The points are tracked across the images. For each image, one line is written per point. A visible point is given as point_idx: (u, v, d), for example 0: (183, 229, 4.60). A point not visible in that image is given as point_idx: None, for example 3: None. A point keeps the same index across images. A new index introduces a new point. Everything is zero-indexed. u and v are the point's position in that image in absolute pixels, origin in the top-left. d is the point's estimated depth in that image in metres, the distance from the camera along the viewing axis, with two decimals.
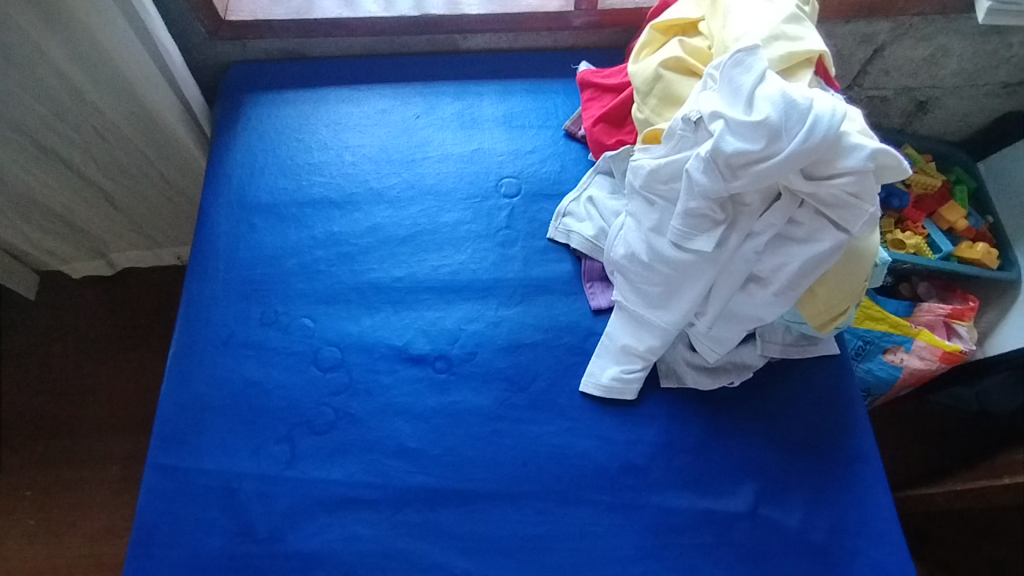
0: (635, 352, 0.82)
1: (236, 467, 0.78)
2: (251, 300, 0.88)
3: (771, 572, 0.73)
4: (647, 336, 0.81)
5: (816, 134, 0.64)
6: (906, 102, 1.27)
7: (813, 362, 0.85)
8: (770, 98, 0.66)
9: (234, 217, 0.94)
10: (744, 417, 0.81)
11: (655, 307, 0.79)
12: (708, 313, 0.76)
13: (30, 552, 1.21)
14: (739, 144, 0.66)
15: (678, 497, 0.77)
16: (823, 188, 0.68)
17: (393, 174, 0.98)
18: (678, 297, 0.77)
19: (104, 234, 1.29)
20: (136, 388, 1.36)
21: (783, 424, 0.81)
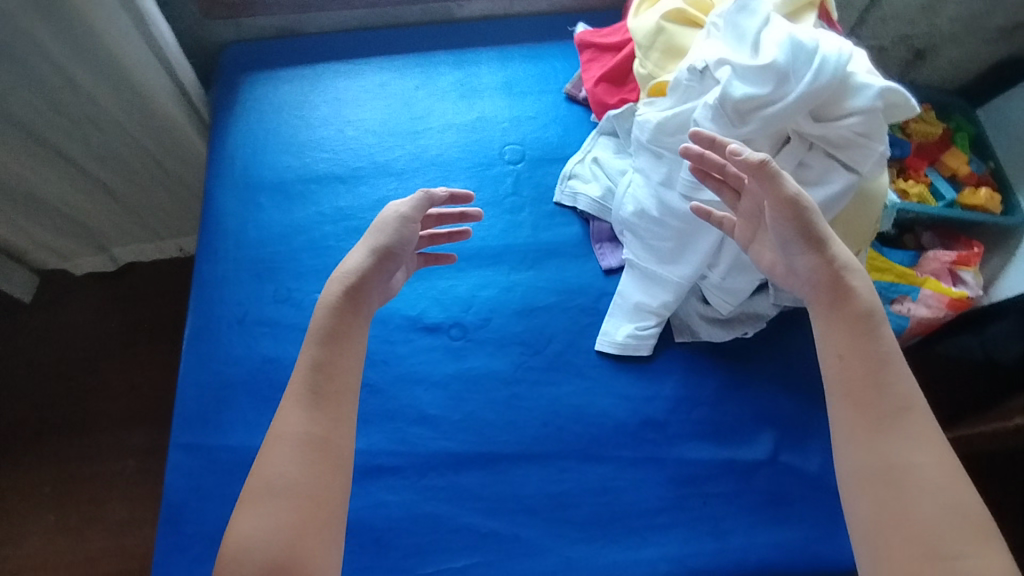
0: (650, 309, 0.82)
1: (260, 443, 0.78)
2: (263, 278, 0.88)
3: (792, 515, 0.75)
4: (661, 292, 0.81)
5: (822, 77, 0.65)
6: (904, 51, 1.26)
7: None
8: (777, 41, 0.65)
9: (239, 196, 0.93)
10: (762, 368, 0.82)
11: (666, 262, 0.80)
12: (721, 263, 0.76)
13: (51, 548, 1.22)
14: (747, 89, 0.66)
15: (698, 448, 0.78)
16: (833, 130, 0.68)
17: (395, 146, 0.97)
18: (690, 250, 0.78)
19: (106, 228, 1.29)
20: (147, 380, 1.36)
21: (798, 372, 0.82)
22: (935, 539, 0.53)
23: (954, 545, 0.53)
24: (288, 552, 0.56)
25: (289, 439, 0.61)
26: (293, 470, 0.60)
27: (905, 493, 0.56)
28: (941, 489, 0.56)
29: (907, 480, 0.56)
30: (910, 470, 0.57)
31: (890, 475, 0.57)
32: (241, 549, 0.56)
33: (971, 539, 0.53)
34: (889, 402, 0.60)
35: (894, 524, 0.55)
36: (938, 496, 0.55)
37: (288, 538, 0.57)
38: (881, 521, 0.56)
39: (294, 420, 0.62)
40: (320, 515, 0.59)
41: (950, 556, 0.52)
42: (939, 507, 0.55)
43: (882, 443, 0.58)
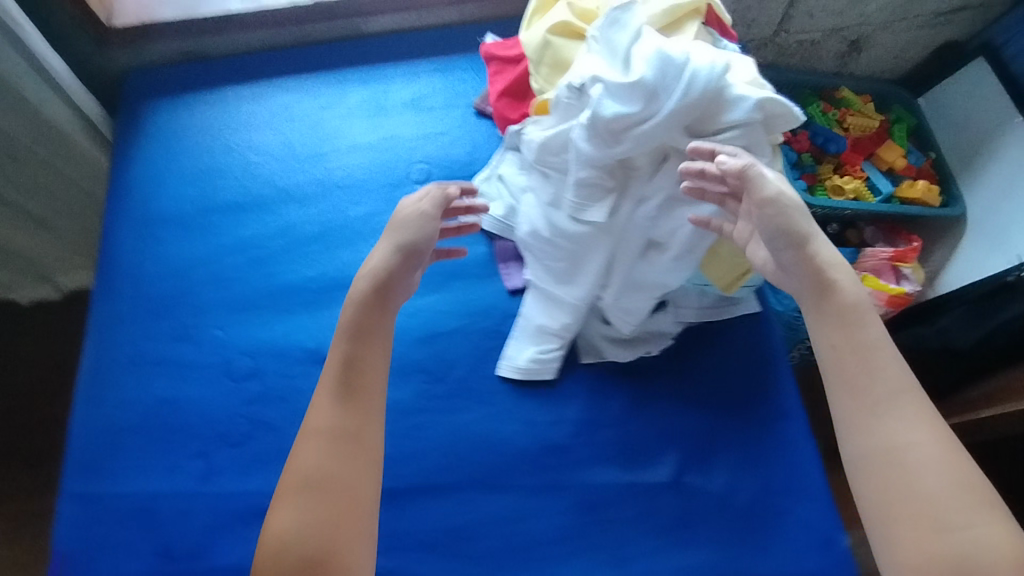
0: (550, 331, 0.80)
1: (153, 487, 0.77)
2: (160, 316, 0.86)
3: (698, 538, 0.73)
4: (560, 313, 0.79)
5: (694, 90, 0.62)
6: (837, 42, 1.23)
7: (735, 322, 0.83)
8: (644, 56, 0.62)
9: (138, 232, 0.91)
10: (669, 387, 0.80)
11: (562, 283, 0.77)
12: (612, 285, 0.74)
13: None
14: (618, 107, 0.63)
15: (601, 472, 0.76)
16: (713, 145, 0.66)
17: (299, 171, 0.94)
18: (583, 271, 0.75)
19: (49, 255, 1.18)
20: None
21: (704, 389, 0.80)
22: (938, 515, 0.53)
23: (958, 516, 0.53)
24: (322, 544, 0.56)
25: (320, 433, 0.62)
26: (321, 464, 0.60)
27: (908, 473, 0.56)
28: (942, 463, 0.56)
29: (907, 462, 0.56)
30: (912, 452, 0.56)
31: (890, 461, 0.57)
32: (283, 544, 0.56)
33: (974, 511, 0.53)
34: (884, 389, 0.59)
35: (899, 509, 0.55)
36: (938, 471, 0.55)
37: (325, 532, 0.57)
38: (889, 500, 0.56)
39: (325, 413, 0.63)
40: (354, 506, 0.59)
41: (956, 527, 0.53)
42: (943, 481, 0.55)
43: (877, 426, 0.58)
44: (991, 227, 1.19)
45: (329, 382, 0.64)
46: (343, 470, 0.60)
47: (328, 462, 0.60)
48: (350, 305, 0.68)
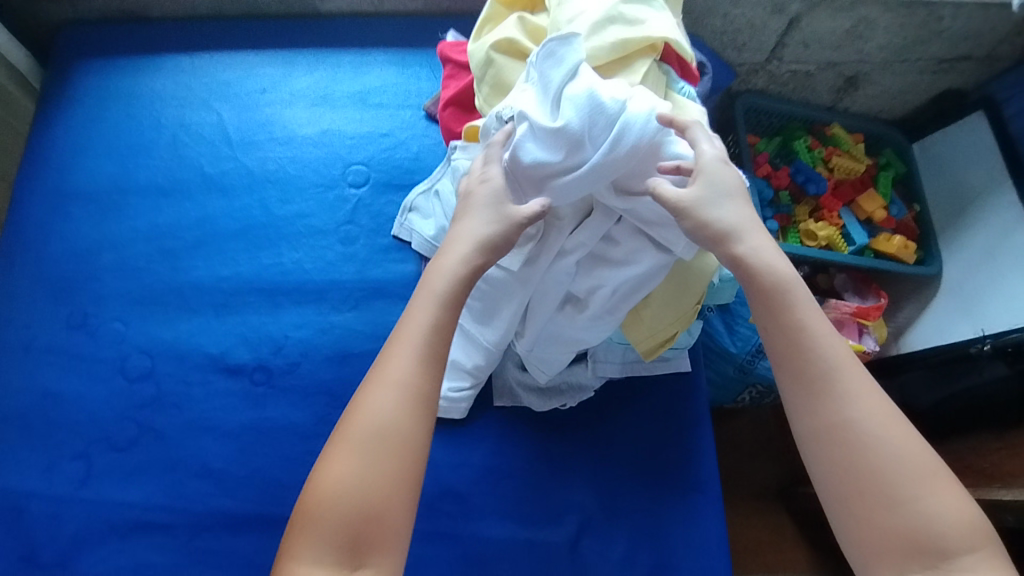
0: (463, 369, 0.74)
1: (26, 487, 0.73)
2: (60, 300, 0.81)
3: None
4: (474, 352, 0.73)
5: (622, 145, 0.55)
6: (832, 77, 1.16)
7: (663, 379, 0.78)
8: (574, 99, 0.56)
9: (48, 205, 0.86)
10: (581, 442, 0.75)
11: (477, 321, 0.71)
12: (526, 335, 0.69)
13: None
14: (538, 153, 0.58)
15: (497, 525, 0.72)
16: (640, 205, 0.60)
17: (229, 158, 0.89)
18: (499, 314, 0.69)
19: None
20: None
21: (618, 449, 0.75)
22: (893, 494, 0.50)
23: (908, 488, 0.50)
24: (368, 513, 0.50)
25: (390, 385, 0.54)
26: (387, 420, 0.53)
27: (854, 453, 0.51)
28: (888, 436, 0.51)
29: (862, 444, 0.51)
30: (858, 432, 0.52)
31: (839, 448, 0.52)
32: (334, 506, 0.50)
33: (929, 480, 0.50)
34: (821, 370, 0.53)
35: (858, 499, 0.51)
36: (885, 442, 0.51)
37: (386, 494, 0.51)
38: (842, 490, 0.51)
39: (400, 364, 0.55)
40: (413, 473, 0.53)
41: (904, 501, 0.50)
42: (894, 459, 0.51)
43: (819, 408, 0.53)
44: (964, 290, 1.13)
45: (412, 337, 0.56)
46: (407, 432, 0.53)
47: (393, 420, 0.53)
48: (440, 279, 0.58)
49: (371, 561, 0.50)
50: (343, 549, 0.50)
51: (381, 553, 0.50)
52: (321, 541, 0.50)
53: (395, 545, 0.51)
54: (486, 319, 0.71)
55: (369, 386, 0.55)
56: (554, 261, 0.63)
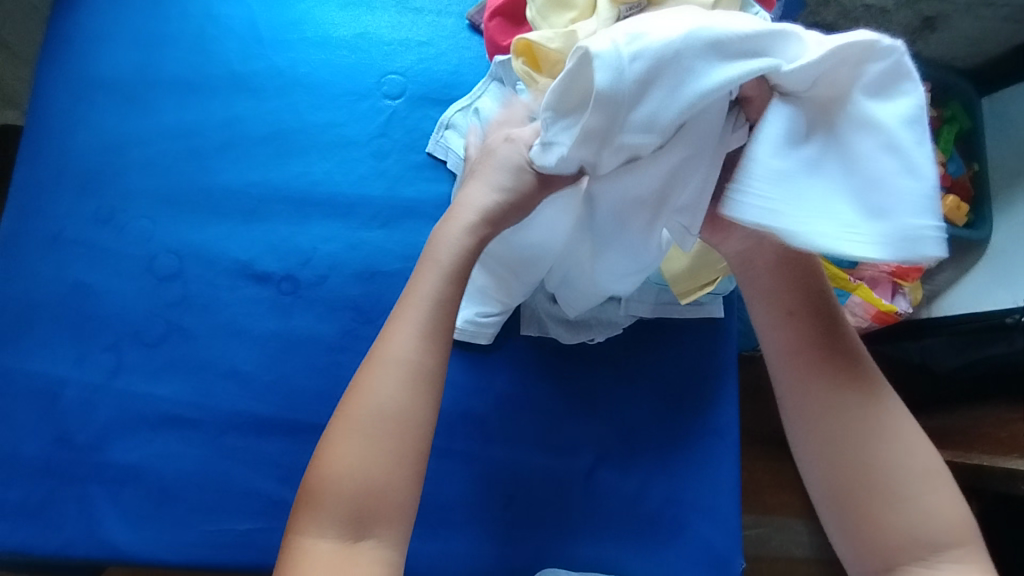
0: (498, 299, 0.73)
1: (61, 373, 0.75)
2: (87, 192, 0.80)
3: (593, 534, 0.71)
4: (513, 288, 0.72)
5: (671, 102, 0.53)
6: (909, 16, 1.07)
7: (692, 325, 0.77)
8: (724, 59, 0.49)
9: (73, 92, 0.83)
10: (602, 379, 0.75)
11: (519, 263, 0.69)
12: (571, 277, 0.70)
13: None
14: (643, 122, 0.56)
15: (514, 450, 0.73)
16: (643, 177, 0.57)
17: (259, 56, 0.85)
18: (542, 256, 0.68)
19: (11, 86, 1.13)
20: None
21: (641, 388, 0.75)
22: (896, 488, 0.53)
23: (912, 487, 0.53)
24: (373, 491, 0.51)
25: (389, 365, 0.54)
26: (389, 397, 0.53)
27: (868, 445, 0.55)
28: (900, 435, 0.55)
29: (873, 439, 0.55)
30: (872, 426, 0.56)
31: (849, 439, 0.56)
32: (339, 482, 0.51)
33: (932, 479, 0.53)
34: (837, 366, 0.58)
35: (858, 493, 0.54)
36: (894, 439, 0.55)
37: (385, 467, 0.51)
38: (851, 478, 0.55)
39: (402, 342, 0.54)
40: (414, 447, 0.53)
41: (909, 498, 0.53)
42: (904, 455, 0.54)
43: (838, 403, 0.57)
44: (1008, 258, 1.08)
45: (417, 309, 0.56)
46: (413, 412, 0.53)
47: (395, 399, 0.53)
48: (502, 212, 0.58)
49: (376, 532, 0.50)
50: (344, 525, 0.50)
51: (384, 524, 0.51)
52: (330, 515, 0.50)
53: (399, 520, 0.51)
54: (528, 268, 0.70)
55: (375, 364, 0.54)
56: (835, 177, 0.49)
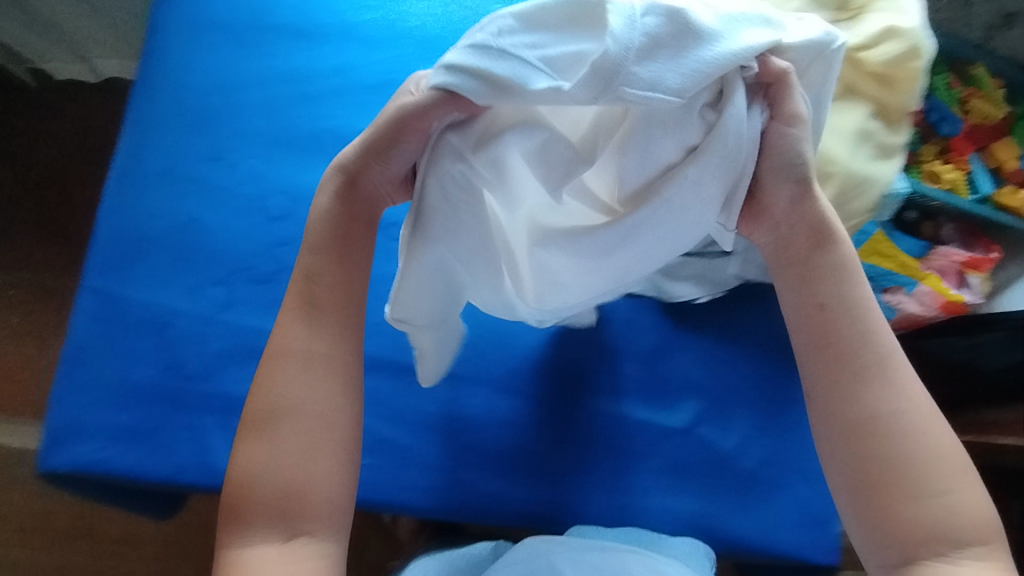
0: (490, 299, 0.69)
1: (172, 302, 0.76)
2: (196, 130, 0.82)
3: (692, 486, 0.72)
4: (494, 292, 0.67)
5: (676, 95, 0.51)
6: (991, 11, 1.10)
7: None
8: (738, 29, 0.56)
9: (185, 33, 0.86)
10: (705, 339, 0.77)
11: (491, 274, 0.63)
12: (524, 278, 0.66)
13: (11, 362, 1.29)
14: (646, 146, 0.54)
15: (615, 401, 0.75)
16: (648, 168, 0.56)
17: (372, 9, 0.86)
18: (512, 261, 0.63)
19: None
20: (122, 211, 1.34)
21: (739, 347, 0.76)
22: (924, 483, 0.53)
23: (939, 482, 0.53)
24: (291, 488, 0.53)
25: (299, 363, 0.56)
26: (297, 392, 0.55)
27: (891, 440, 0.55)
28: (920, 428, 0.55)
29: (908, 437, 0.55)
30: (904, 422, 0.55)
31: (881, 434, 0.55)
32: (259, 482, 0.53)
33: (953, 475, 0.54)
34: (870, 359, 0.57)
35: (887, 483, 0.54)
36: (919, 438, 0.55)
37: (296, 462, 0.54)
38: (869, 479, 0.55)
39: (299, 336, 0.57)
40: (326, 439, 0.55)
41: (933, 494, 0.53)
42: (922, 450, 0.54)
43: (864, 392, 0.56)
44: None
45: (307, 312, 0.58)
46: (337, 412, 0.56)
47: (323, 387, 0.56)
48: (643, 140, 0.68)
49: (306, 529, 0.53)
50: (274, 525, 0.53)
51: (311, 521, 0.53)
52: (257, 516, 0.53)
53: (330, 512, 0.54)
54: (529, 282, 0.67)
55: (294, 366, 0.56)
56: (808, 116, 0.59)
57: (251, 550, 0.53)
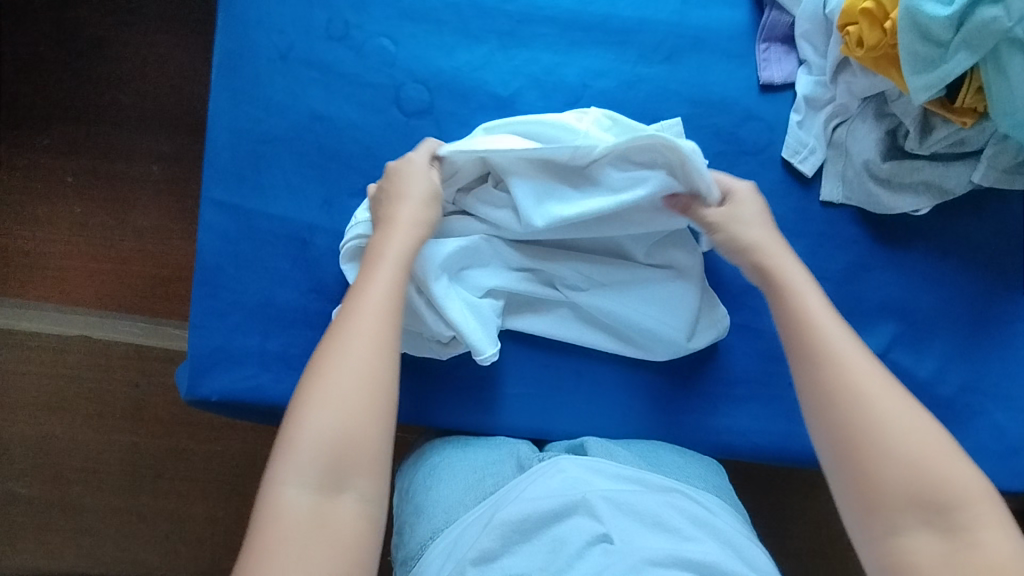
0: (518, 322, 0.68)
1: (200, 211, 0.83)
2: None
3: (711, 395, 0.71)
4: (545, 321, 0.69)
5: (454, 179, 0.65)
6: None
7: (865, 204, 0.67)
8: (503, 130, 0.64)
9: None
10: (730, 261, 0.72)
11: (525, 315, 0.68)
12: (562, 312, 0.69)
13: (62, 288, 1.05)
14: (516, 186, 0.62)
15: None
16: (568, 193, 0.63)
17: None
18: (528, 306, 0.69)
19: None
20: (192, 74, 1.09)
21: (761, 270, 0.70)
22: (893, 452, 0.48)
23: (912, 449, 0.47)
24: (349, 439, 0.47)
25: (354, 334, 0.51)
26: (360, 364, 0.50)
27: (870, 414, 0.49)
28: (915, 418, 0.49)
29: (860, 415, 0.49)
30: (848, 407, 0.50)
31: (841, 432, 0.50)
32: (317, 435, 0.47)
33: (931, 449, 0.48)
34: (802, 347, 0.54)
35: (866, 462, 0.48)
36: (887, 405, 0.49)
37: (346, 429, 0.48)
38: (852, 442, 0.49)
39: (363, 315, 0.52)
40: (377, 403, 0.49)
41: (909, 459, 0.47)
42: (898, 431, 0.48)
43: (836, 367, 0.52)
44: None
45: (351, 329, 0.51)
46: (383, 373, 0.50)
47: (364, 365, 0.50)
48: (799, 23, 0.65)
49: (355, 482, 0.47)
50: (322, 474, 0.46)
51: (361, 475, 0.47)
52: (306, 463, 0.46)
53: (377, 471, 0.48)
54: (517, 307, 0.69)
55: (342, 339, 0.51)
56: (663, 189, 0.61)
57: (286, 488, 0.46)
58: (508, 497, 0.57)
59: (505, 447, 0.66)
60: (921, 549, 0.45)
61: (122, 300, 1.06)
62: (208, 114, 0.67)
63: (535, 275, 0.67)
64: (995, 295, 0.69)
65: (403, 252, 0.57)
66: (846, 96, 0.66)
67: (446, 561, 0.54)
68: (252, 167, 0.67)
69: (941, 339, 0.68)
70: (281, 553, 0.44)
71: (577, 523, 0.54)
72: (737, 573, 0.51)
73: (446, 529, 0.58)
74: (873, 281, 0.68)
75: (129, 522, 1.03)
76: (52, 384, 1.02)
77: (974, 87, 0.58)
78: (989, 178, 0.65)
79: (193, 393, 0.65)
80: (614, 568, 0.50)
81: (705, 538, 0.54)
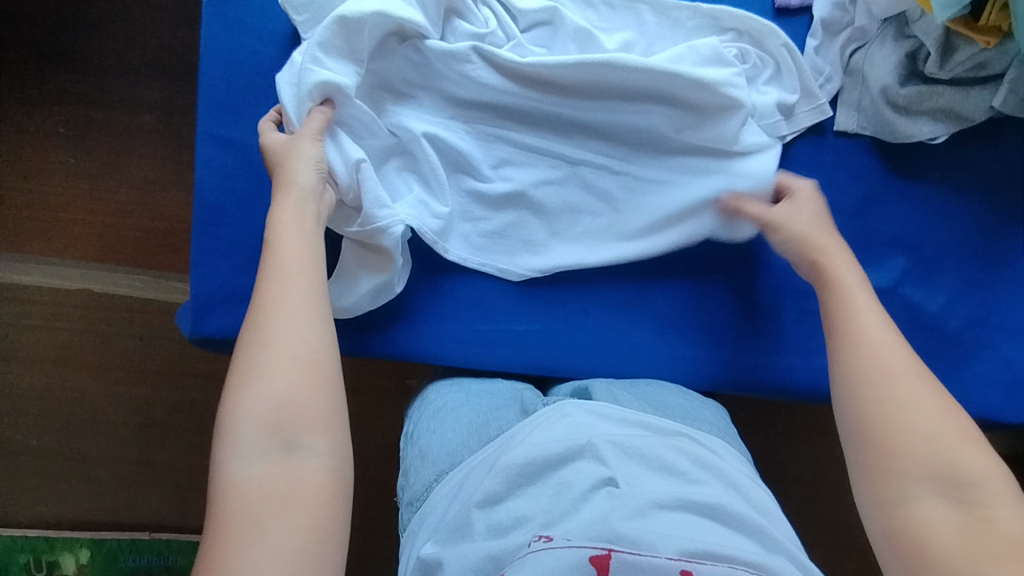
0: (541, 240, 0.68)
1: None
2: None
3: (719, 331, 0.70)
4: (572, 226, 0.68)
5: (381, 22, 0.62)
6: None
7: (879, 134, 0.66)
8: None
9: None
10: None
11: (556, 232, 0.68)
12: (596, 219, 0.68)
13: (63, 240, 1.03)
14: (504, 56, 0.63)
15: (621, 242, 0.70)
16: (575, 74, 0.64)
17: None
18: (559, 220, 0.68)
19: None
20: (180, 17, 1.05)
21: None
22: (912, 423, 0.47)
23: (933, 426, 0.46)
24: (290, 403, 0.46)
25: (276, 312, 0.50)
26: (300, 339, 0.49)
27: (894, 388, 0.49)
28: (937, 399, 0.48)
29: (888, 384, 0.49)
30: (877, 379, 0.50)
31: (869, 397, 0.49)
32: (257, 412, 0.46)
33: (953, 431, 0.46)
34: (845, 326, 0.54)
35: (887, 427, 0.47)
36: (912, 385, 0.49)
37: (284, 398, 0.46)
38: (870, 411, 0.48)
39: (278, 294, 0.50)
40: (317, 371, 0.48)
41: (934, 437, 0.46)
42: (923, 412, 0.47)
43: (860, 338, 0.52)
44: None
45: (273, 310, 0.50)
46: (310, 337, 0.49)
47: (287, 337, 0.48)
48: None
49: (307, 442, 0.46)
50: (270, 441, 0.45)
51: (313, 434, 0.46)
52: (246, 436, 0.45)
53: (331, 428, 0.47)
54: (548, 220, 0.68)
55: (265, 315, 0.49)
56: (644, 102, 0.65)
57: (234, 465, 0.44)
58: (513, 441, 0.57)
59: (509, 392, 0.66)
60: (927, 515, 0.44)
61: (119, 252, 1.04)
62: (200, 42, 0.65)
63: (556, 178, 0.68)
64: (1007, 227, 0.68)
65: (300, 227, 0.55)
66: (865, 18, 0.64)
67: (451, 503, 0.55)
68: (247, 101, 0.65)
69: (951, 272, 0.67)
70: (239, 523, 0.42)
71: (581, 468, 0.54)
72: (742, 512, 0.51)
73: (451, 473, 0.58)
74: (884, 214, 0.67)
75: (141, 471, 1.04)
76: (55, 338, 1.02)
77: (998, 4, 0.56)
78: (1011, 104, 0.62)
79: (196, 330, 0.65)
80: (617, 510, 0.49)
81: (711, 480, 0.54)
